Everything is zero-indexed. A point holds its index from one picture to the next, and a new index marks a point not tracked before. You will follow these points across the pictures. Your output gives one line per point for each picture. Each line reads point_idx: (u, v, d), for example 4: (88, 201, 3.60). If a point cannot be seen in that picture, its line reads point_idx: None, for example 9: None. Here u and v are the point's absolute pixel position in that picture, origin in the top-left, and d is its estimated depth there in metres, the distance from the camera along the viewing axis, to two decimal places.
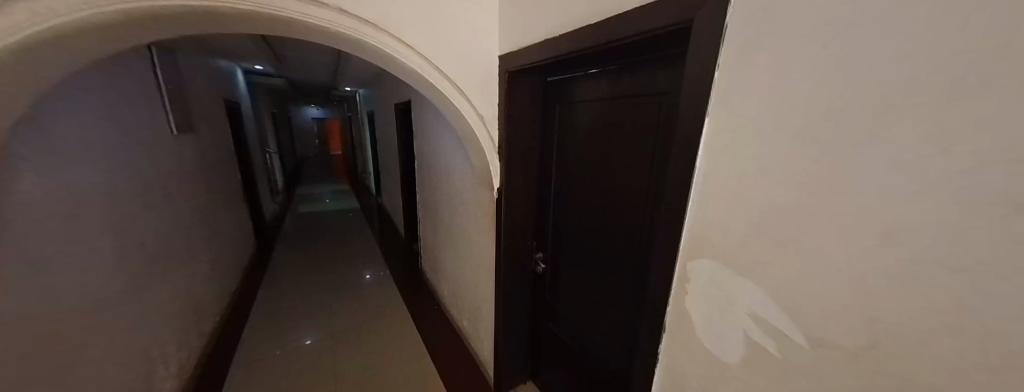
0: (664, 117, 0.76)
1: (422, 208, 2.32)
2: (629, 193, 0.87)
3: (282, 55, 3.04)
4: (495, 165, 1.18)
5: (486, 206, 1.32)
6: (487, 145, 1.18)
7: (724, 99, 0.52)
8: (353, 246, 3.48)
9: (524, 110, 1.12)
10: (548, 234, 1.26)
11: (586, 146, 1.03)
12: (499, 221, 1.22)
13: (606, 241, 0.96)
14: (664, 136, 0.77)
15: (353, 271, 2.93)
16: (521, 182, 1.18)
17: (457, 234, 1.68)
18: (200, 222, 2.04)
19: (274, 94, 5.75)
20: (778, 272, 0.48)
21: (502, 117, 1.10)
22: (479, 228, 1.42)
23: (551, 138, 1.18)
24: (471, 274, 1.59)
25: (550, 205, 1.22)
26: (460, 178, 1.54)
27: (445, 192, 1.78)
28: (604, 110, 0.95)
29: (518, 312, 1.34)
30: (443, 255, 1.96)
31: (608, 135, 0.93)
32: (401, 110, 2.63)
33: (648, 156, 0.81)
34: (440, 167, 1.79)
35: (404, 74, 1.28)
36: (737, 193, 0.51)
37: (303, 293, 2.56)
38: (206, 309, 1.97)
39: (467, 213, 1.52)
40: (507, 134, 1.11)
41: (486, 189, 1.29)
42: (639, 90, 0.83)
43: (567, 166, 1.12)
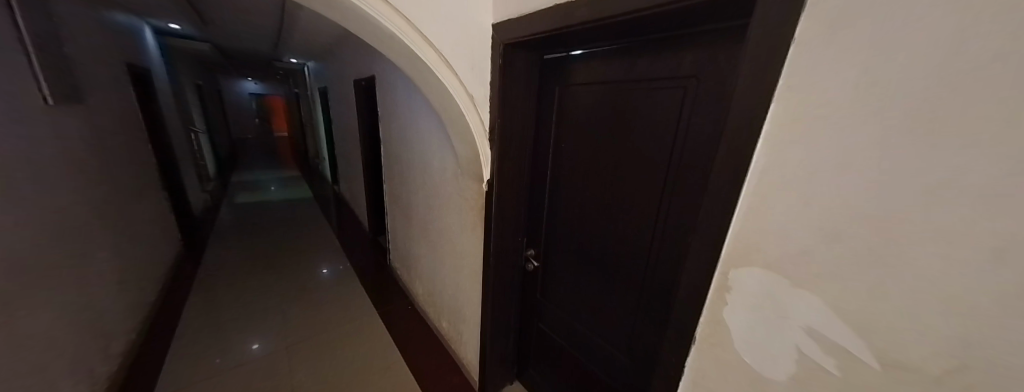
0: (692, 104, 0.68)
1: (390, 197, 2.10)
2: (643, 188, 0.80)
3: (206, 13, 2.52)
4: (485, 153, 1.05)
5: (472, 199, 1.19)
6: (476, 130, 1.04)
7: (800, 80, 0.43)
8: (307, 238, 3.12)
9: (519, 92, 0.98)
10: (541, 230, 1.16)
11: (588, 134, 0.92)
12: (489, 216, 1.10)
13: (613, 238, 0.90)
14: (690, 126, 0.69)
15: (306, 267, 2.61)
16: (513, 174, 1.06)
17: (435, 229, 1.52)
18: (100, 217, 1.63)
19: (198, 61, 4.87)
20: (847, 285, 0.42)
21: (496, 99, 0.96)
22: (462, 223, 1.28)
23: (546, 125, 1.05)
24: (452, 272, 1.45)
25: (544, 199, 1.12)
26: (439, 167, 1.37)
27: (420, 183, 1.60)
28: (613, 94, 0.84)
29: (507, 313, 1.25)
30: (416, 250, 1.79)
31: (618, 122, 0.84)
32: (362, 86, 2.32)
33: (669, 148, 0.73)
34: (413, 153, 1.60)
35: (372, 39, 1.07)
36: (805, 193, 0.44)
37: (247, 294, 2.24)
38: (115, 322, 1.61)
39: (447, 206, 1.37)
40: (501, 120, 0.97)
41: (472, 180, 1.15)
42: (661, 72, 0.73)
43: (565, 156, 1.01)
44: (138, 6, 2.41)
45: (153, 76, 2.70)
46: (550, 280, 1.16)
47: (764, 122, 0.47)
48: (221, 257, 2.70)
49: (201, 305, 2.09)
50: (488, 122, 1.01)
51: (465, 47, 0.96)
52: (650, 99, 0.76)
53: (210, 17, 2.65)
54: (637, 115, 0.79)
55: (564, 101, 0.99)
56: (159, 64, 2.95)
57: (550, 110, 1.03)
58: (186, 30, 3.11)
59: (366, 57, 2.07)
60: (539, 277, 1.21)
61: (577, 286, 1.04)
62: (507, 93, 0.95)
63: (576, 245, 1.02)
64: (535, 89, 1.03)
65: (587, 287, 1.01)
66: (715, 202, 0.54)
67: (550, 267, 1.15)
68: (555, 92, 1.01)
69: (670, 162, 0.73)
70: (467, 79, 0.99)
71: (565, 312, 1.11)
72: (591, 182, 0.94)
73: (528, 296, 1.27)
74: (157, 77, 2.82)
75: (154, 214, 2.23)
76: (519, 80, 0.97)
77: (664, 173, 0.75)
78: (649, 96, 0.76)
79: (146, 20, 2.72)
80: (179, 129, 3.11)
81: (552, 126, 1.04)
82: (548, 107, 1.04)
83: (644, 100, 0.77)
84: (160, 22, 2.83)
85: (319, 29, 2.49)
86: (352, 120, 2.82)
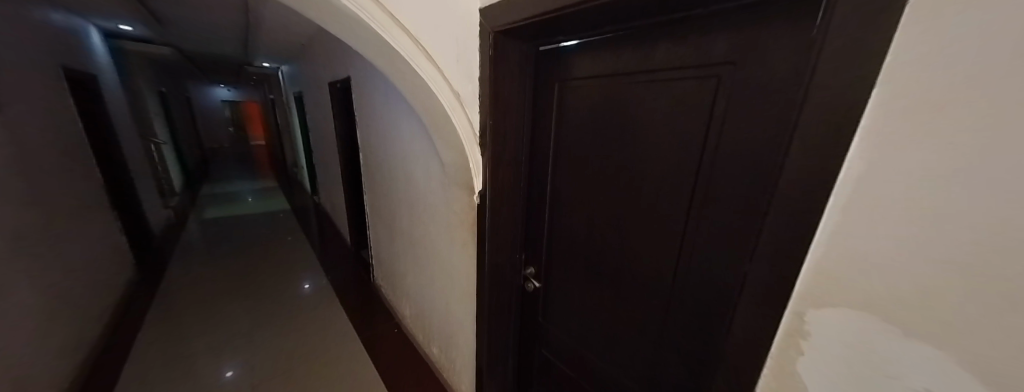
0: (731, 95, 0.56)
1: (372, 209, 1.92)
2: (666, 197, 0.67)
3: (159, 11, 2.28)
4: (476, 160, 0.91)
5: (462, 213, 1.04)
6: (465, 134, 0.90)
7: (920, 52, 0.30)
8: (282, 253, 2.88)
9: (512, 90, 0.85)
10: (541, 246, 1.03)
11: (594, 136, 0.80)
12: (483, 231, 0.96)
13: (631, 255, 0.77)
14: (727, 121, 0.57)
15: (280, 285, 2.39)
16: (507, 183, 0.92)
17: (421, 245, 1.36)
18: (27, 246, 1.41)
19: (160, 66, 4.53)
20: (1004, 350, 0.29)
21: (487, 98, 0.83)
22: (451, 239, 1.13)
23: (543, 127, 0.92)
24: (441, 294, 1.30)
25: (543, 211, 0.99)
26: (423, 177, 1.21)
27: (404, 193, 1.43)
28: (624, 87, 0.71)
29: (505, 340, 1.11)
30: (401, 268, 1.62)
31: (631, 120, 0.71)
32: (337, 88, 2.13)
33: (700, 149, 0.61)
34: (395, 161, 1.44)
35: (342, 30, 0.93)
36: (925, 211, 0.31)
37: (212, 317, 2.02)
38: (47, 364, 1.39)
39: (433, 220, 1.22)
40: (493, 122, 0.84)
41: (461, 190, 1.01)
42: (685, 59, 0.61)
43: (568, 162, 0.87)
44: (80, 3, 2.16)
45: (102, 82, 2.44)
46: (553, 301, 1.02)
47: (861, 116, 0.34)
48: (185, 278, 2.45)
49: (157, 334, 1.86)
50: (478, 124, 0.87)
51: (448, 35, 0.83)
52: (672, 92, 0.64)
53: (163, 15, 2.41)
54: (656, 112, 0.66)
55: (564, 98, 0.85)
56: (109, 68, 2.68)
57: (548, 108, 0.89)
58: (139, 30, 2.84)
59: (341, 56, 1.89)
60: (540, 298, 1.07)
61: (585, 309, 0.92)
62: (498, 90, 0.82)
63: (583, 263, 0.89)
64: (529, 85, 0.89)
65: (598, 311, 0.88)
66: (781, 218, 0.42)
67: (553, 288, 1.01)
68: (552, 89, 0.87)
69: (702, 166, 0.61)
70: (451, 72, 0.86)
71: (572, 337, 0.98)
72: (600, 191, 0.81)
73: (528, 320, 1.13)
74: (107, 83, 2.55)
75: (100, 236, 1.98)
76: (512, 76, 0.83)
77: (694, 180, 0.63)
78: (671, 88, 0.64)
79: (91, 20, 2.46)
80: (135, 139, 2.83)
81: (550, 127, 0.90)
82: (545, 106, 0.90)
83: (663, 94, 0.65)
84: (109, 23, 2.58)
85: (288, 27, 2.29)
86: (329, 125, 2.61)
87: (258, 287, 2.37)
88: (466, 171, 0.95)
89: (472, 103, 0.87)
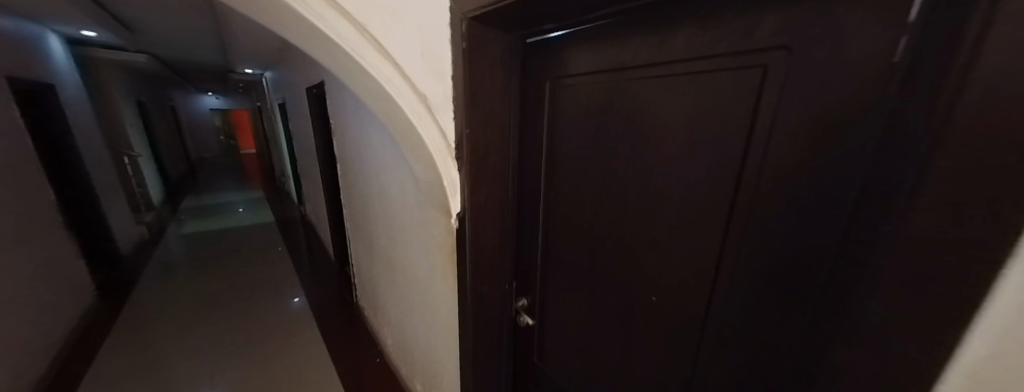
0: (779, 94, 0.40)
1: (351, 225, 1.75)
2: (690, 226, 0.52)
3: (119, 14, 2.13)
4: (451, 178, 0.75)
5: (439, 238, 0.88)
6: (436, 146, 0.74)
7: None
8: (261, 270, 2.70)
9: (491, 93, 0.69)
10: (535, 275, 0.88)
11: (595, 148, 0.65)
12: (463, 260, 0.81)
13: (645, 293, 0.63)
14: (775, 129, 0.41)
15: (257, 307, 2.21)
16: (490, 204, 0.77)
17: (399, 269, 1.21)
18: None
19: (139, 75, 4.36)
20: None
21: (460, 102, 0.67)
22: (430, 267, 0.97)
23: (532, 136, 0.76)
24: (421, 327, 1.13)
25: (536, 234, 0.83)
26: (398, 194, 1.06)
27: (380, 211, 1.27)
28: (633, 87, 0.56)
29: (496, 384, 0.95)
30: (381, 292, 1.45)
31: (644, 128, 0.56)
32: (313, 94, 1.98)
33: (736, 167, 0.45)
34: (370, 174, 1.29)
35: (290, 25, 0.79)
36: None
37: (177, 345, 1.84)
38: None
39: (410, 243, 1.06)
40: (468, 131, 0.68)
41: (437, 212, 0.85)
42: (714, 47, 0.45)
43: (563, 178, 0.73)
44: (32, 8, 2.00)
45: (60, 92, 2.26)
46: (551, 339, 0.87)
47: None
48: (152, 300, 2.27)
49: (115, 369, 1.68)
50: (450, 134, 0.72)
51: (409, 25, 0.67)
52: (697, 91, 0.48)
53: (127, 19, 2.25)
54: (675, 117, 0.51)
55: (557, 102, 0.70)
56: (71, 77, 2.51)
57: (537, 114, 0.74)
58: (105, 36, 2.66)
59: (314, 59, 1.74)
60: (535, 335, 0.92)
61: (590, 351, 0.78)
62: (473, 93, 0.66)
63: (586, 297, 0.75)
64: (512, 87, 0.74)
65: (607, 355, 0.74)
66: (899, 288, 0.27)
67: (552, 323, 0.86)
68: (542, 91, 0.72)
69: (739, 189, 0.46)
70: (414, 72, 0.71)
71: (574, 383, 0.83)
72: (604, 215, 0.66)
73: (522, 358, 0.97)
74: (67, 92, 2.38)
75: (53, 260, 1.80)
76: (489, 75, 0.68)
77: (728, 206, 0.47)
78: (695, 87, 0.48)
79: (49, 25, 2.30)
80: (103, 152, 2.66)
81: (540, 137, 0.75)
82: (534, 111, 0.75)
83: (684, 95, 0.50)
84: (71, 29, 2.42)
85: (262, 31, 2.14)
86: (308, 134, 2.45)
87: (240, 305, 2.25)
88: (440, 190, 0.79)
89: (441, 108, 0.71)
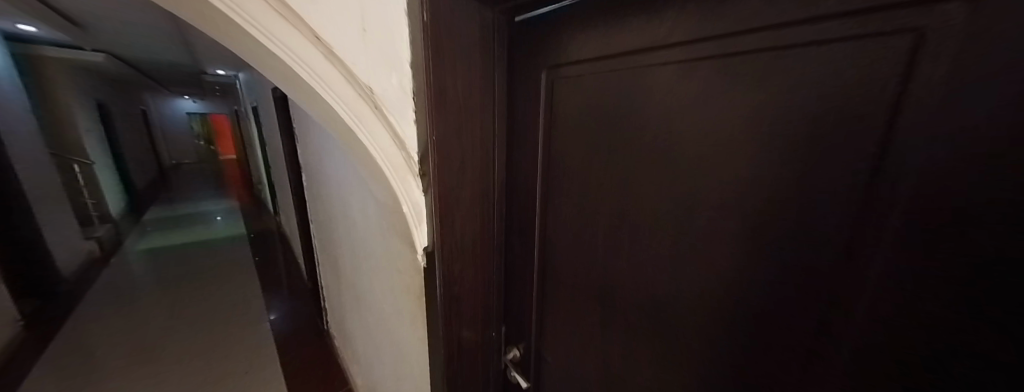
0: (951, 85, 0.22)
1: (318, 244, 1.53)
2: (757, 284, 0.35)
3: (55, 5, 1.89)
4: (414, 202, 0.56)
5: (404, 276, 0.68)
6: (392, 159, 0.55)
7: None
8: (224, 289, 2.43)
9: (462, 92, 0.51)
10: (529, 320, 0.69)
11: (608, 165, 0.47)
12: (432, 307, 0.62)
13: (682, 366, 0.45)
14: (936, 149, 0.23)
15: (216, 329, 1.97)
16: (467, 235, 0.59)
17: (365, 303, 1.00)
18: None
19: (100, 76, 4.06)
20: None
21: (421, 100, 0.49)
22: (396, 308, 0.78)
23: (522, 147, 0.58)
24: (391, 375, 0.93)
25: (529, 269, 0.65)
26: (359, 214, 0.87)
27: (344, 232, 1.07)
28: (670, 77, 0.39)
29: None
30: (349, 325, 1.24)
31: (684, 139, 0.38)
32: (278, 95, 1.76)
33: (848, 206, 0.28)
34: (331, 188, 1.09)
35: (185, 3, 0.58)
36: None
37: (109, 383, 1.58)
38: None
39: (375, 275, 0.87)
40: (434, 140, 0.50)
41: (400, 243, 0.66)
42: (810, 11, 0.28)
43: (565, 202, 0.55)
44: None
45: None
46: None
47: None
48: (90, 329, 1.98)
49: None
50: (408, 146, 0.53)
51: None
52: (775, 82, 0.31)
53: (67, 10, 2.01)
54: (737, 123, 0.34)
55: (556, 105, 0.53)
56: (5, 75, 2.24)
57: (530, 118, 0.56)
58: (46, 31, 2.40)
59: None
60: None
61: None
62: (435, 93, 0.48)
63: (596, 355, 0.58)
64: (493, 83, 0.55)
65: None
66: None
67: (552, 380, 0.69)
68: (536, 88, 0.54)
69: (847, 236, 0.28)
70: (355, 59, 0.51)
71: None
72: (621, 254, 0.49)
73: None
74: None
75: None
76: (455, 67, 0.49)
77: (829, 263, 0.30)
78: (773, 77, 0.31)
79: None
80: (43, 160, 2.38)
81: (531, 149, 0.57)
82: (525, 115, 0.57)
83: (752, 89, 0.32)
84: (6, 22, 2.17)
85: None
86: (276, 140, 2.23)
87: (192, 330, 1.98)
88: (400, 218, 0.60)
89: (394, 108, 0.52)
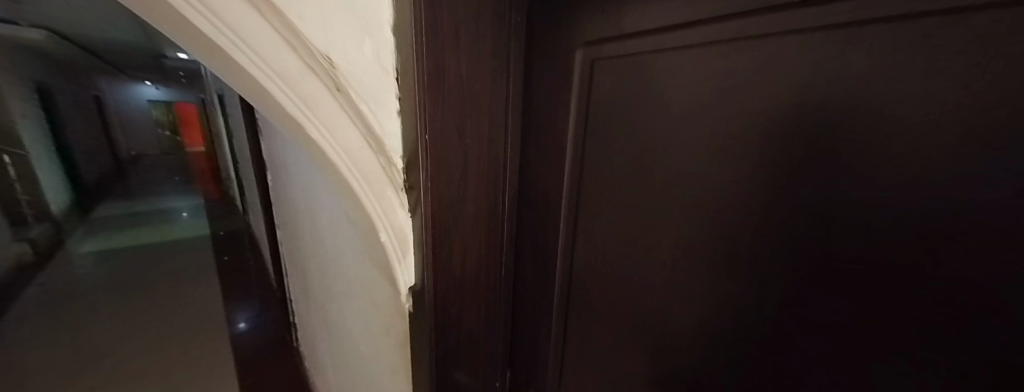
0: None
1: (286, 251, 1.34)
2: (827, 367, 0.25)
3: None
4: (397, 224, 0.41)
5: (385, 318, 0.54)
6: (366, 166, 0.40)
7: None
8: (181, 298, 2.18)
9: (463, 81, 0.36)
10: (541, 364, 0.57)
11: (656, 194, 0.35)
12: (421, 359, 0.48)
13: None
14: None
15: (174, 344, 1.78)
16: (469, 267, 0.45)
17: (337, 328, 0.85)
18: None
19: (36, 55, 3.58)
20: None
21: (411, 84, 0.34)
22: (373, 346, 0.63)
23: (541, 159, 0.45)
24: None
25: (545, 305, 0.52)
26: (329, 226, 0.70)
27: (311, 244, 0.90)
28: (755, 76, 0.25)
29: None
30: (320, 346, 1.08)
31: (759, 176, 0.26)
32: None
33: (912, 303, 0.20)
34: (296, 190, 0.91)
35: None
36: None
37: None
38: None
39: (347, 300, 0.71)
40: (428, 139, 0.35)
41: (377, 273, 0.51)
42: None
43: (597, 228, 0.42)
44: None
45: None
46: None
47: None
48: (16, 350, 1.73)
49: None
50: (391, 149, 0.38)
51: None
52: (886, 111, 0.19)
53: None
54: (823, 166, 0.22)
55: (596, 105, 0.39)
56: None
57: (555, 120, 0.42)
58: None
59: None
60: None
61: None
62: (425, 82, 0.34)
63: None
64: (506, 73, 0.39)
65: None
66: None
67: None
68: (563, 80, 0.40)
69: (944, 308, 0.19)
70: (310, 20, 0.35)
71: None
72: (671, 304, 0.36)
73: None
74: None
75: None
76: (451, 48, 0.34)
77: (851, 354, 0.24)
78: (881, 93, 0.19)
79: None
80: None
81: (552, 162, 0.44)
82: (546, 116, 0.43)
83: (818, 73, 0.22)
84: None
85: None
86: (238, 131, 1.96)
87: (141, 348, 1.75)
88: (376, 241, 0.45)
89: (367, 94, 0.36)
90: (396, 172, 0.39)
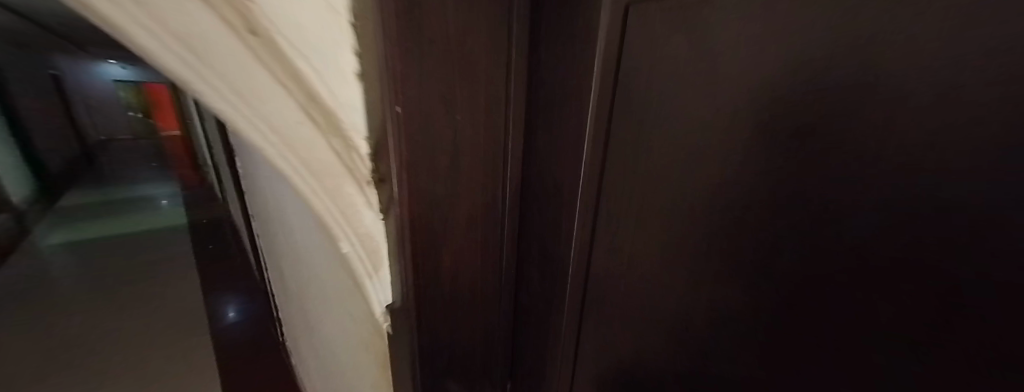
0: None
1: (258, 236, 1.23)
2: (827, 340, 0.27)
3: None
4: (363, 221, 0.33)
5: (362, 333, 0.46)
6: (318, 152, 0.31)
7: None
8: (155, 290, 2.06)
9: (443, 45, 0.25)
10: (546, 372, 0.50)
11: (703, 186, 0.29)
12: (406, 376, 0.40)
13: None
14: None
15: (163, 337, 1.72)
16: (461, 272, 0.37)
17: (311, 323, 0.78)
18: None
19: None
20: None
21: (371, 30, 0.23)
22: (348, 350, 0.55)
23: (549, 149, 0.35)
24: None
25: (552, 311, 0.45)
26: (294, 214, 0.60)
27: (280, 230, 0.80)
28: (881, 37, 0.17)
29: None
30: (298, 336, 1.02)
31: (801, 173, 0.23)
32: None
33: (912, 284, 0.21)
34: (260, 170, 0.80)
35: None
36: None
37: None
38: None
39: (320, 295, 0.63)
40: (400, 109, 0.25)
41: (347, 277, 0.42)
42: None
43: (624, 223, 0.35)
44: None
45: None
46: None
47: None
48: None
49: None
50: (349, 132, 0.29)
51: None
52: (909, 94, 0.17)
53: None
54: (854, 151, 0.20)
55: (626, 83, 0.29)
56: None
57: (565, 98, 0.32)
58: None
59: None
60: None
61: None
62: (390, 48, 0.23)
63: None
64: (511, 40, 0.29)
65: None
66: None
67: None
68: (583, 48, 0.29)
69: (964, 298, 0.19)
70: None
71: None
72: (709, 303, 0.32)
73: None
74: None
75: None
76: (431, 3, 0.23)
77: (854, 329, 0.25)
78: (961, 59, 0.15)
79: None
80: None
81: (562, 152, 0.35)
82: (558, 94, 0.33)
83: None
84: None
85: None
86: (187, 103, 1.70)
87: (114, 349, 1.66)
88: (342, 245, 0.37)
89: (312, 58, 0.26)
90: (357, 160, 0.30)
